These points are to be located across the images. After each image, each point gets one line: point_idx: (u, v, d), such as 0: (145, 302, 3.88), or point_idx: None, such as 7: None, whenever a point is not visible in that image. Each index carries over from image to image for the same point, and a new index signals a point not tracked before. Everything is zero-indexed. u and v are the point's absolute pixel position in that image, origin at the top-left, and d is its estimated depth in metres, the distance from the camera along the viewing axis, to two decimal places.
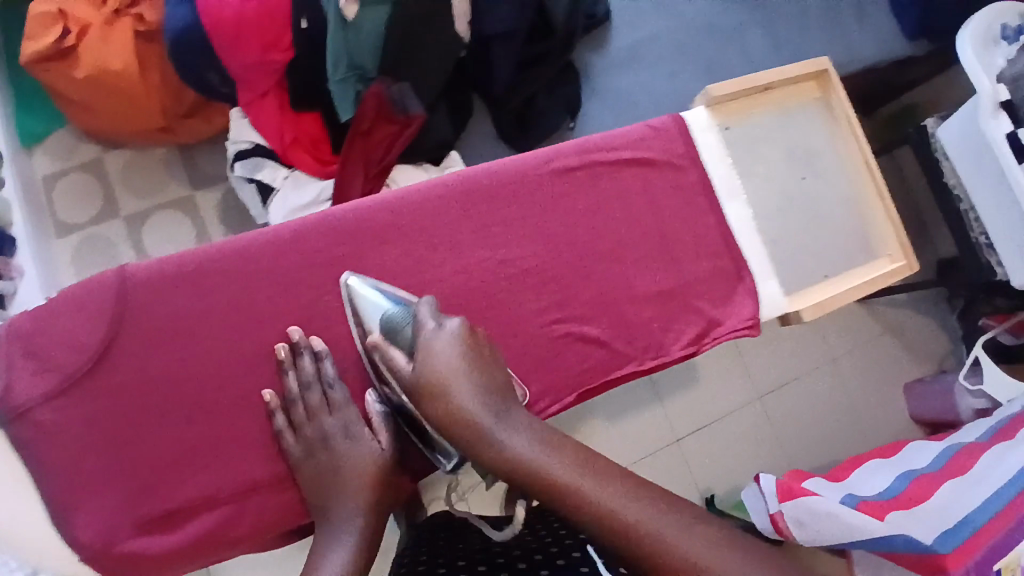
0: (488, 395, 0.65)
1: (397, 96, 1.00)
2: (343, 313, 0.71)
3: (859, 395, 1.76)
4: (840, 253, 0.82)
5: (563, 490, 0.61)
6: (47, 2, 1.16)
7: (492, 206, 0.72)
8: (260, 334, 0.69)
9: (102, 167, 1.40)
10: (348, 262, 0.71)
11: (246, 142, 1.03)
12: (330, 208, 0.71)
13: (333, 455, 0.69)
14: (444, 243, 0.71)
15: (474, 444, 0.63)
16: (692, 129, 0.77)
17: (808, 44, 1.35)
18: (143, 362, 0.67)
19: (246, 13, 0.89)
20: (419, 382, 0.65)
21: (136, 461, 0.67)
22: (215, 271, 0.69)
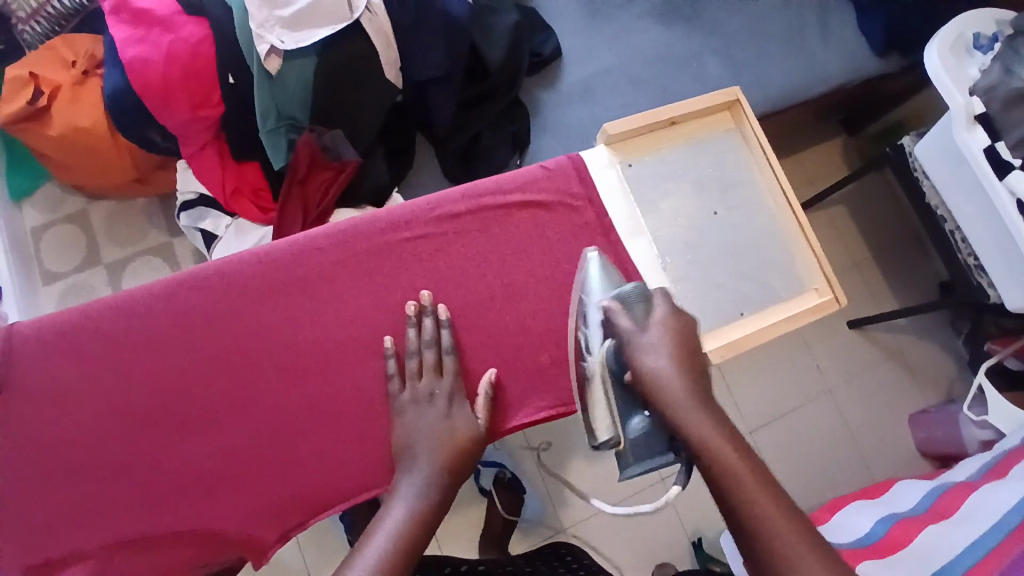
0: (693, 378, 0.69)
1: (330, 144, 1.03)
2: (236, 362, 0.74)
3: (861, 427, 1.66)
4: (760, 289, 0.85)
5: (728, 477, 0.64)
6: (18, 67, 1.19)
7: (401, 245, 0.78)
8: (144, 385, 0.72)
9: (86, 219, 1.42)
10: (231, 312, 0.74)
11: (191, 193, 1.08)
12: (231, 255, 0.76)
13: (433, 413, 0.73)
14: (325, 293, 0.76)
15: (672, 409, 0.67)
16: (591, 168, 0.85)
17: (773, 64, 1.31)
18: (26, 417, 0.70)
19: (172, 74, 0.94)
20: (640, 343, 0.70)
21: (27, 508, 0.69)
22: (104, 323, 0.72)
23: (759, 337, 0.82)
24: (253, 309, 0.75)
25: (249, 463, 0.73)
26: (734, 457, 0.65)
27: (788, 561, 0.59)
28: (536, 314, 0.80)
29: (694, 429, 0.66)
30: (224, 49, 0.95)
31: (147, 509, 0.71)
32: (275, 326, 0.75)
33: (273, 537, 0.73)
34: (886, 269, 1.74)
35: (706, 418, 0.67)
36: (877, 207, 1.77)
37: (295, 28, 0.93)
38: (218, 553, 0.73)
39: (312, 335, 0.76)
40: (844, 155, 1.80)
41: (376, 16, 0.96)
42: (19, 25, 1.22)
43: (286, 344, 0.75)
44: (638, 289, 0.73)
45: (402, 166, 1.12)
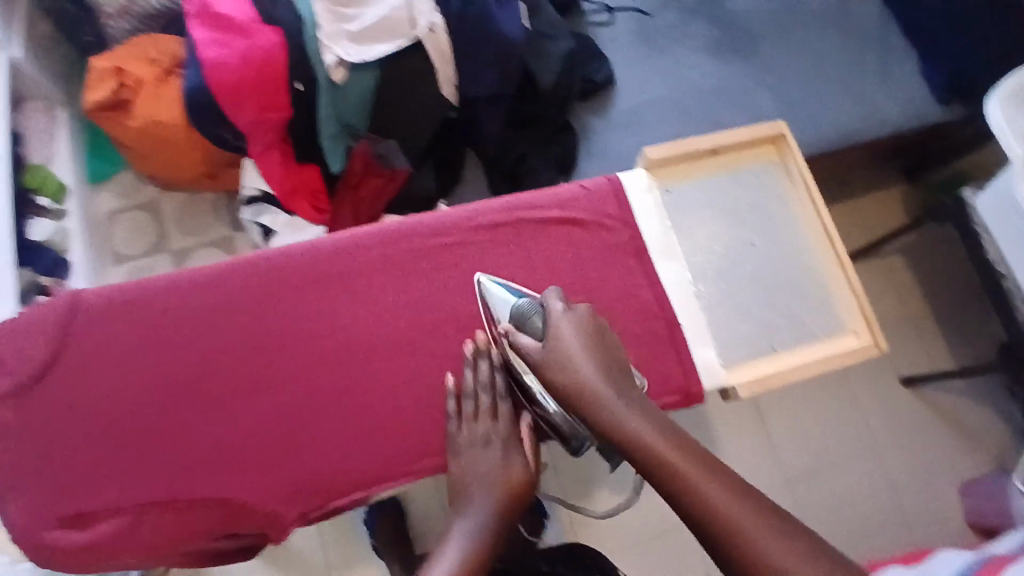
0: (610, 372, 0.74)
1: (384, 152, 1.10)
2: (274, 347, 0.79)
3: (907, 492, 1.54)
4: (795, 327, 0.85)
5: (660, 463, 0.68)
6: (106, 61, 1.31)
7: (440, 250, 0.83)
8: (186, 358, 0.78)
9: (158, 207, 1.52)
10: (271, 298, 0.80)
11: (255, 188, 1.15)
12: (278, 247, 0.82)
13: (489, 457, 0.77)
14: (361, 290, 0.81)
15: (597, 411, 0.71)
16: (628, 190, 0.88)
17: (830, 105, 1.30)
18: (83, 376, 0.77)
19: (244, 77, 1.01)
20: (548, 359, 0.74)
21: (66, 463, 0.75)
22: (156, 298, 0.79)
23: (789, 375, 0.82)
24: (292, 297, 0.80)
25: (276, 443, 0.76)
26: (658, 436, 0.69)
27: (726, 523, 0.63)
28: None
29: (624, 422, 0.70)
30: (293, 58, 1.02)
31: (178, 473, 0.75)
32: (312, 316, 0.80)
33: (292, 515, 0.75)
34: (940, 325, 1.66)
35: (633, 410, 0.71)
36: (935, 261, 1.70)
37: (361, 42, 0.99)
38: (235, 525, 0.75)
39: (344, 327, 0.80)
40: (904, 205, 1.74)
41: (437, 37, 1.01)
42: (109, 20, 1.35)
43: (321, 335, 0.79)
44: (533, 302, 0.78)
45: (452, 180, 1.17)
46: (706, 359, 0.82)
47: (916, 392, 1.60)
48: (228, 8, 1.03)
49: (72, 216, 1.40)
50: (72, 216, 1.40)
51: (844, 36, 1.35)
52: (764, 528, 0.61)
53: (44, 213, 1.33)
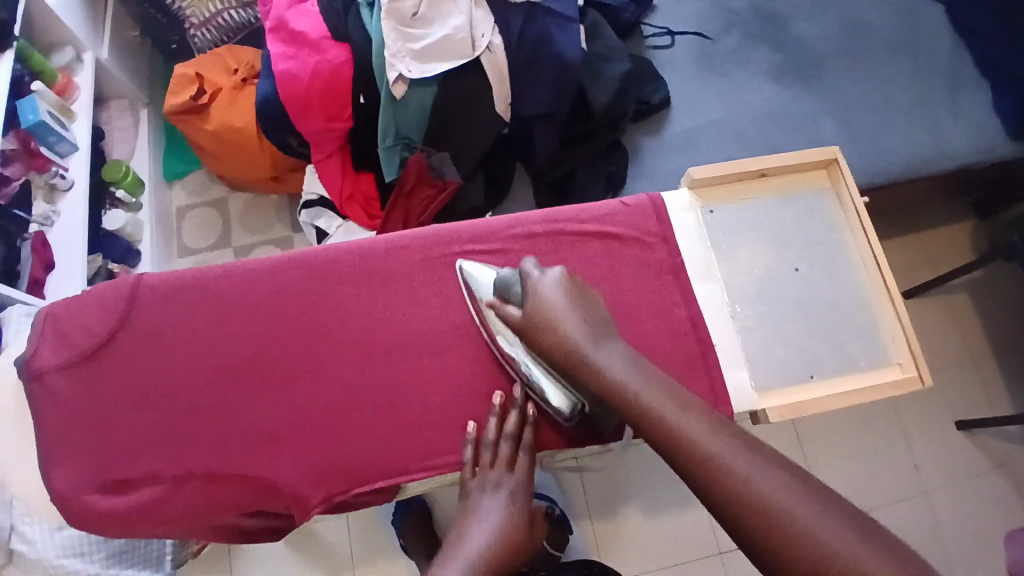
0: (588, 325, 0.76)
1: (437, 164, 1.13)
2: (319, 342, 0.83)
3: (959, 544, 1.43)
4: (836, 354, 0.84)
5: (640, 405, 0.70)
6: (188, 67, 1.42)
7: (483, 259, 0.86)
8: (234, 344, 0.83)
9: (224, 205, 1.61)
10: (317, 294, 0.84)
11: (314, 193, 1.22)
12: (328, 246, 0.87)
13: (495, 507, 0.76)
14: (404, 293, 0.85)
15: (578, 362, 0.73)
16: (669, 209, 0.89)
17: (890, 134, 1.26)
18: (137, 353, 0.82)
19: (312, 89, 1.07)
20: (529, 321, 0.76)
21: (114, 433, 0.80)
22: (211, 285, 0.85)
23: (826, 405, 0.81)
24: (336, 294, 0.84)
25: (313, 432, 0.80)
26: (636, 379, 0.71)
27: (720, 464, 0.63)
28: None
29: (611, 373, 0.72)
30: (359, 72, 1.08)
31: (216, 451, 0.79)
32: (357, 315, 0.84)
33: (316, 499, 0.78)
34: (1005, 370, 1.57)
35: (625, 365, 0.73)
36: (1003, 303, 1.61)
37: (424, 60, 1.04)
38: (265, 503, 0.79)
39: (386, 328, 0.84)
40: (972, 241, 1.66)
41: (494, 55, 1.06)
42: (193, 30, 1.45)
43: (363, 333, 0.83)
44: (512, 271, 0.81)
45: (500, 192, 1.20)
46: (740, 383, 0.81)
47: (970, 434, 1.51)
48: (302, 23, 1.10)
49: (145, 209, 1.50)
50: (144, 207, 1.50)
51: (912, 64, 1.32)
52: (733, 449, 0.64)
53: (119, 203, 1.44)
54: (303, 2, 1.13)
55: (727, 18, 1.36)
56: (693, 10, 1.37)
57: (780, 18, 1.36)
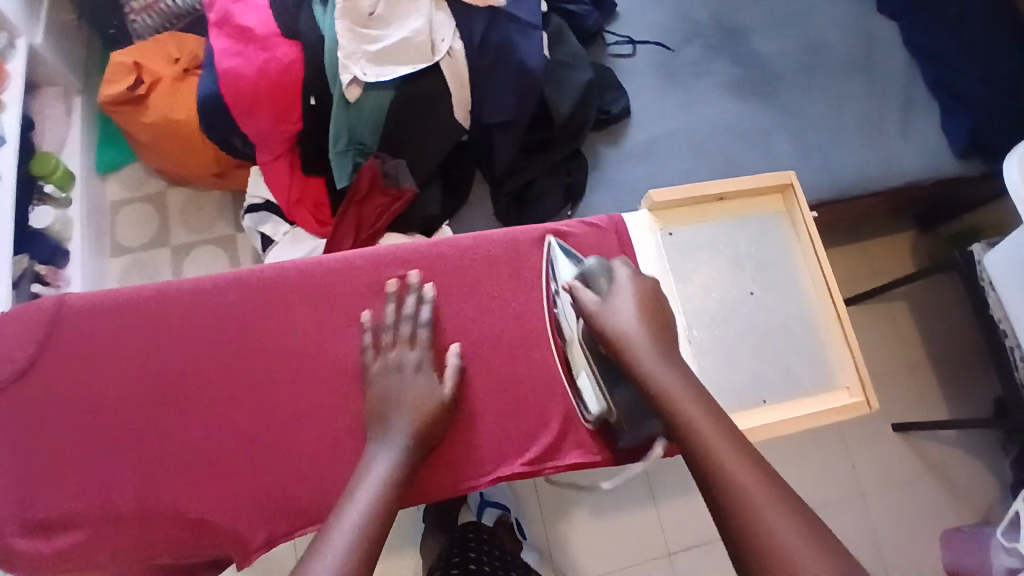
0: (652, 332, 0.72)
1: (392, 171, 1.10)
2: (261, 367, 0.78)
3: (890, 537, 1.50)
4: (788, 380, 0.85)
5: (664, 400, 0.68)
6: (125, 55, 1.32)
7: (438, 279, 0.84)
8: (168, 369, 0.77)
9: (163, 200, 1.52)
10: (259, 318, 0.80)
11: (259, 197, 1.16)
12: (271, 264, 0.82)
13: (405, 381, 0.75)
14: (353, 314, 0.81)
15: (637, 365, 0.69)
16: (631, 229, 0.89)
17: (842, 150, 1.29)
18: (64, 378, 0.76)
19: (259, 87, 1.01)
20: (601, 314, 0.72)
21: (38, 468, 0.74)
22: (144, 306, 0.79)
23: (779, 430, 0.82)
24: (280, 316, 0.80)
25: (255, 465, 0.75)
26: (681, 388, 0.68)
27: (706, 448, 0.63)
28: (550, 364, 0.83)
29: (657, 384, 0.68)
30: (311, 71, 1.02)
31: (149, 486, 0.74)
32: (302, 337, 0.80)
33: (258, 540, 0.74)
34: (938, 375, 1.64)
35: (667, 372, 0.69)
36: (940, 314, 1.69)
37: (380, 63, 1.00)
38: (202, 545, 0.74)
39: (331, 352, 0.79)
40: (913, 252, 1.73)
41: (455, 61, 1.03)
42: (133, 15, 1.36)
43: (307, 358, 0.79)
44: (601, 264, 0.78)
45: (458, 199, 1.17)
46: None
47: (904, 435, 1.58)
48: (250, 18, 1.03)
49: (75, 203, 1.40)
50: (76, 203, 1.39)
51: (865, 83, 1.35)
52: (721, 438, 0.64)
53: (48, 199, 1.34)
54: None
55: (689, 29, 1.36)
56: (654, 20, 1.37)
57: (740, 34, 1.37)
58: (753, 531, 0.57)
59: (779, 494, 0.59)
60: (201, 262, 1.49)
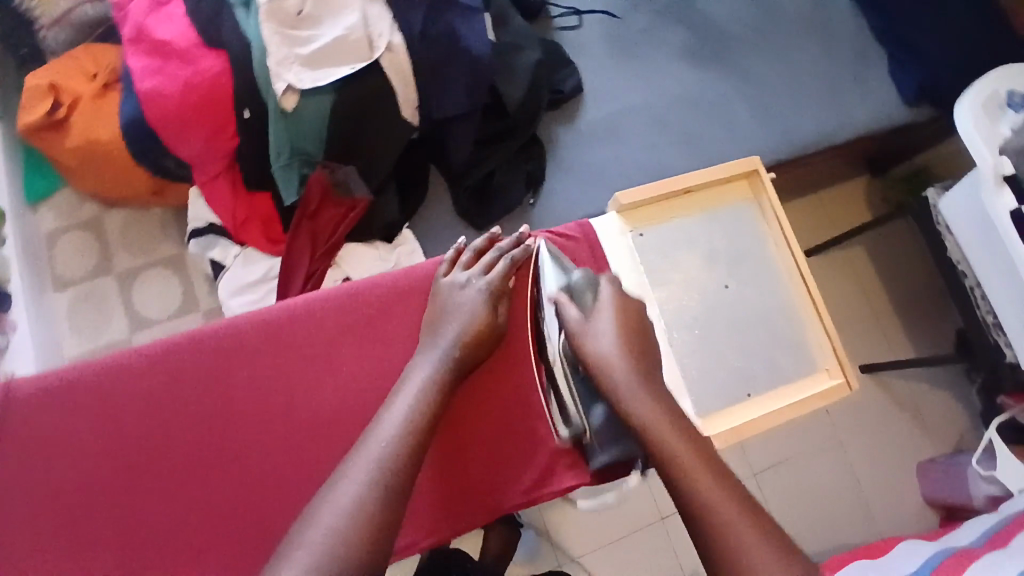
0: (631, 355, 0.77)
1: (342, 180, 1.04)
2: (234, 426, 0.77)
3: (869, 476, 1.55)
4: (772, 367, 0.93)
5: (641, 421, 0.73)
6: (40, 75, 1.19)
7: (405, 310, 0.84)
8: (135, 441, 0.75)
9: (101, 226, 1.42)
10: (224, 377, 0.78)
11: (203, 220, 1.09)
12: (228, 319, 0.80)
13: (466, 299, 0.80)
14: (320, 360, 0.80)
15: (616, 387, 0.75)
16: (604, 236, 0.92)
17: (797, 107, 1.27)
18: (24, 466, 0.72)
19: (187, 105, 0.94)
20: (582, 333, 0.78)
21: (10, 562, 0.70)
22: (99, 379, 0.75)
23: (767, 414, 0.89)
24: (245, 372, 0.78)
25: (241, 529, 0.75)
26: (657, 410, 0.74)
27: (679, 466, 0.69)
28: (528, 378, 0.84)
29: (633, 408, 0.74)
30: (239, 83, 0.94)
31: (135, 565, 0.72)
32: (270, 390, 0.78)
33: None
34: (901, 315, 1.68)
35: (648, 398, 0.74)
36: (898, 256, 1.72)
37: (314, 67, 0.93)
38: None
39: (305, 398, 0.79)
40: (867, 198, 1.74)
41: (396, 55, 0.97)
42: (44, 32, 1.24)
43: (280, 411, 0.78)
44: (586, 279, 0.82)
45: (417, 201, 1.12)
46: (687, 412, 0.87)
47: (874, 377, 1.62)
48: (168, 30, 0.95)
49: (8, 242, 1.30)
50: (8, 241, 1.29)
51: (814, 37, 1.33)
52: (693, 457, 0.70)
53: None
54: (165, 4, 0.97)
55: None
56: None
57: None
58: (717, 542, 0.64)
59: (743, 510, 0.66)
60: (151, 285, 1.41)
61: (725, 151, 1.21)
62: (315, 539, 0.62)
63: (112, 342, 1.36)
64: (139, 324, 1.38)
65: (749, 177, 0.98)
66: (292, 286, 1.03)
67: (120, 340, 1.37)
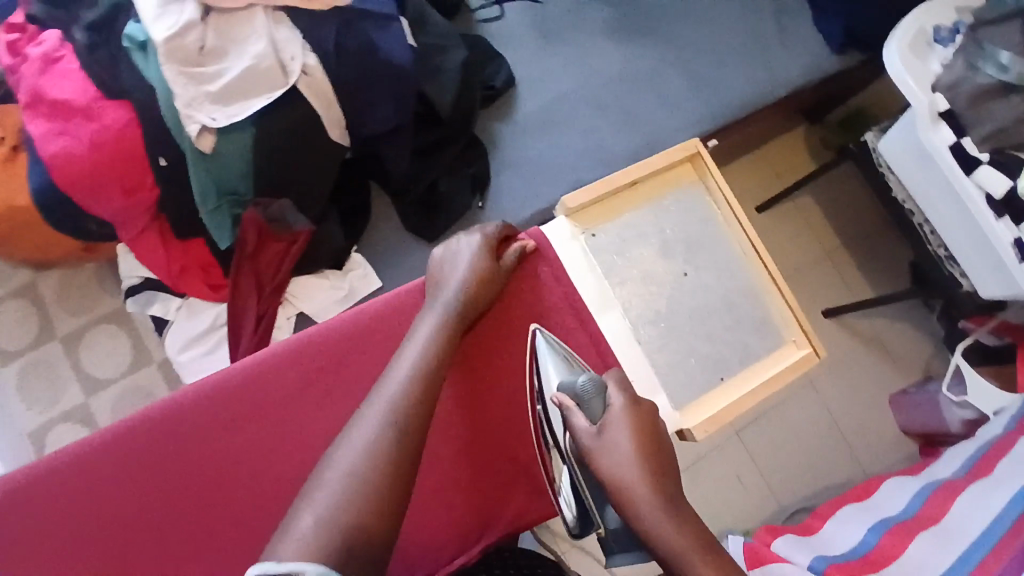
0: (649, 471, 0.67)
1: (279, 214, 0.99)
2: (202, 509, 0.72)
3: (847, 416, 1.59)
4: (741, 348, 0.95)
5: (663, 547, 0.64)
6: None
7: (364, 352, 0.79)
8: (96, 545, 0.69)
9: (35, 291, 1.33)
10: (181, 457, 0.72)
11: (136, 276, 1.06)
12: (174, 393, 0.74)
13: (461, 254, 0.82)
14: (281, 423, 0.75)
15: (634, 508, 0.66)
16: (559, 243, 0.93)
17: (728, 72, 1.25)
18: None
19: (97, 163, 0.88)
20: (592, 446, 0.69)
21: None
22: (43, 485, 0.69)
23: (740, 400, 0.91)
24: (203, 449, 0.73)
25: None
26: (681, 536, 0.64)
27: None
28: (504, 402, 0.81)
29: (652, 534, 0.65)
30: (151, 131, 0.89)
31: None
32: (233, 463, 0.73)
33: None
34: (856, 256, 1.71)
35: (673, 525, 0.65)
36: (846, 199, 1.74)
37: (227, 103, 0.88)
38: None
39: (271, 464, 0.74)
40: (809, 146, 1.75)
41: (313, 78, 0.92)
42: None
43: (248, 484, 0.73)
44: (593, 383, 0.73)
45: (360, 225, 1.08)
46: (663, 409, 0.88)
47: (839, 320, 1.65)
48: (64, 89, 0.88)
49: None
50: None
51: None
52: None
53: None
54: (56, 61, 0.91)
55: None
56: None
57: None
58: None
59: None
60: (99, 344, 1.33)
61: (665, 125, 1.20)
62: (333, 482, 0.61)
63: (69, 410, 1.29)
64: (94, 387, 1.30)
65: (692, 160, 0.98)
66: (243, 336, 1.01)
67: (77, 407, 1.29)
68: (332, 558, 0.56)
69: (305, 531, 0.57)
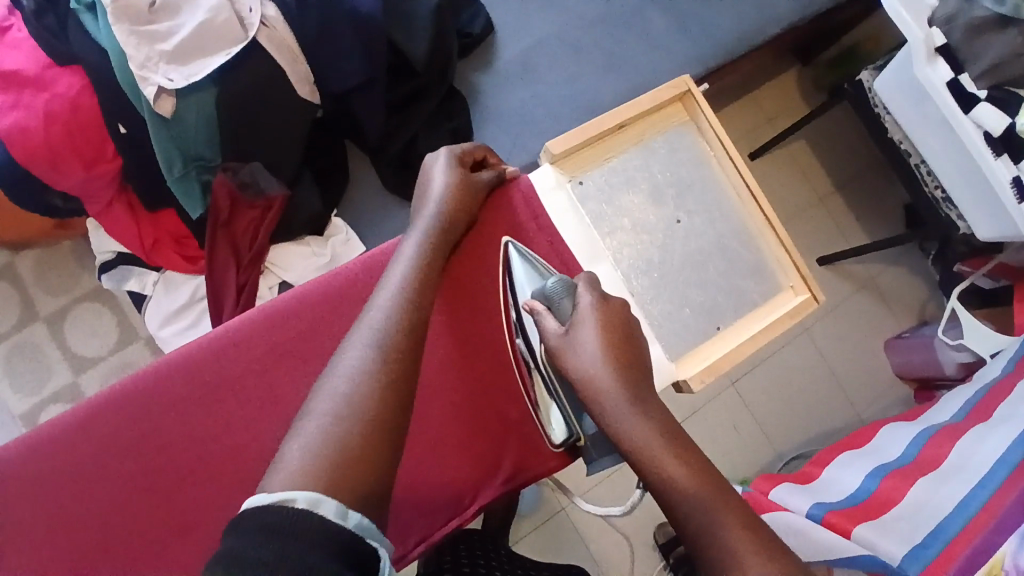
0: (618, 368, 0.66)
1: (250, 177, 0.96)
2: (189, 485, 0.70)
3: (842, 362, 1.59)
4: (736, 298, 0.93)
5: (631, 442, 0.63)
6: None
7: (347, 315, 0.76)
8: (82, 526, 0.67)
9: (14, 272, 1.30)
10: (164, 429, 0.70)
11: (110, 252, 1.05)
12: (153, 365, 0.72)
13: (438, 167, 0.78)
14: (263, 396, 0.73)
15: (602, 407, 0.65)
16: (546, 192, 0.90)
17: (717, 9, 1.18)
18: None
19: (53, 135, 0.83)
20: (560, 346, 0.67)
21: None
22: (23, 464, 0.67)
23: (736, 353, 0.89)
24: (185, 420, 0.71)
25: None
26: (649, 430, 0.63)
27: (678, 488, 0.59)
28: (494, 359, 0.79)
29: (620, 431, 0.64)
30: (108, 97, 0.84)
31: None
32: (216, 438, 0.71)
33: None
34: (850, 200, 1.68)
35: (637, 418, 0.64)
36: (838, 141, 1.70)
37: (184, 62, 0.83)
38: None
39: (255, 439, 0.72)
40: (801, 88, 1.69)
41: (274, 30, 0.87)
42: None
43: (232, 458, 0.71)
44: (562, 283, 0.71)
45: (339, 188, 1.05)
46: (657, 356, 0.87)
47: (834, 267, 1.63)
48: (12, 59, 0.83)
49: None
50: None
51: None
52: (695, 476, 0.60)
53: None
54: (5, 31, 0.86)
55: None
56: None
57: None
58: None
59: (756, 545, 0.55)
60: (84, 322, 1.30)
61: (651, 68, 1.14)
62: (323, 407, 0.57)
63: (58, 391, 1.26)
64: (82, 366, 1.28)
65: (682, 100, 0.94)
66: (226, 306, 0.99)
67: (66, 387, 1.26)
68: (325, 486, 0.52)
69: (294, 462, 0.54)
